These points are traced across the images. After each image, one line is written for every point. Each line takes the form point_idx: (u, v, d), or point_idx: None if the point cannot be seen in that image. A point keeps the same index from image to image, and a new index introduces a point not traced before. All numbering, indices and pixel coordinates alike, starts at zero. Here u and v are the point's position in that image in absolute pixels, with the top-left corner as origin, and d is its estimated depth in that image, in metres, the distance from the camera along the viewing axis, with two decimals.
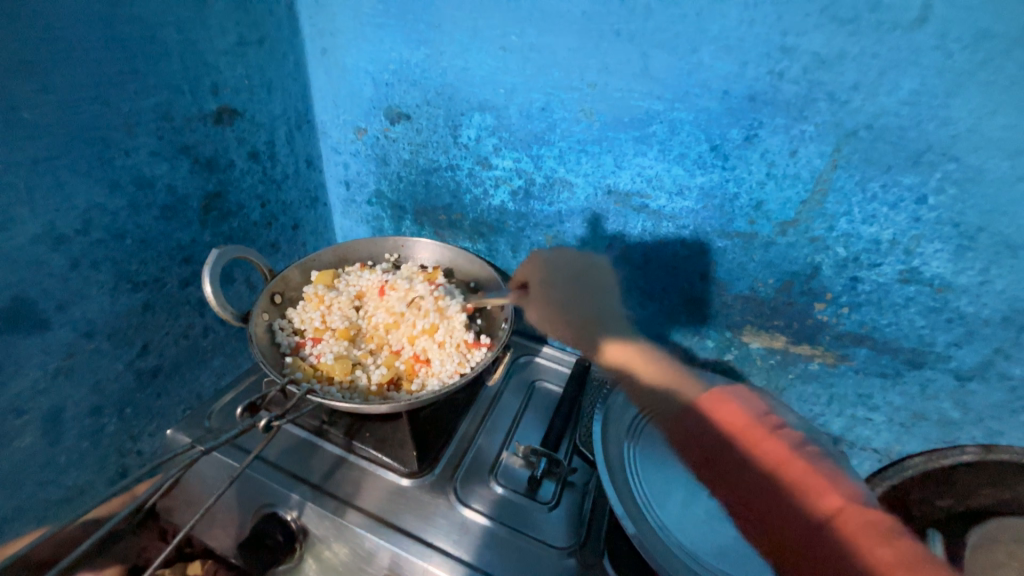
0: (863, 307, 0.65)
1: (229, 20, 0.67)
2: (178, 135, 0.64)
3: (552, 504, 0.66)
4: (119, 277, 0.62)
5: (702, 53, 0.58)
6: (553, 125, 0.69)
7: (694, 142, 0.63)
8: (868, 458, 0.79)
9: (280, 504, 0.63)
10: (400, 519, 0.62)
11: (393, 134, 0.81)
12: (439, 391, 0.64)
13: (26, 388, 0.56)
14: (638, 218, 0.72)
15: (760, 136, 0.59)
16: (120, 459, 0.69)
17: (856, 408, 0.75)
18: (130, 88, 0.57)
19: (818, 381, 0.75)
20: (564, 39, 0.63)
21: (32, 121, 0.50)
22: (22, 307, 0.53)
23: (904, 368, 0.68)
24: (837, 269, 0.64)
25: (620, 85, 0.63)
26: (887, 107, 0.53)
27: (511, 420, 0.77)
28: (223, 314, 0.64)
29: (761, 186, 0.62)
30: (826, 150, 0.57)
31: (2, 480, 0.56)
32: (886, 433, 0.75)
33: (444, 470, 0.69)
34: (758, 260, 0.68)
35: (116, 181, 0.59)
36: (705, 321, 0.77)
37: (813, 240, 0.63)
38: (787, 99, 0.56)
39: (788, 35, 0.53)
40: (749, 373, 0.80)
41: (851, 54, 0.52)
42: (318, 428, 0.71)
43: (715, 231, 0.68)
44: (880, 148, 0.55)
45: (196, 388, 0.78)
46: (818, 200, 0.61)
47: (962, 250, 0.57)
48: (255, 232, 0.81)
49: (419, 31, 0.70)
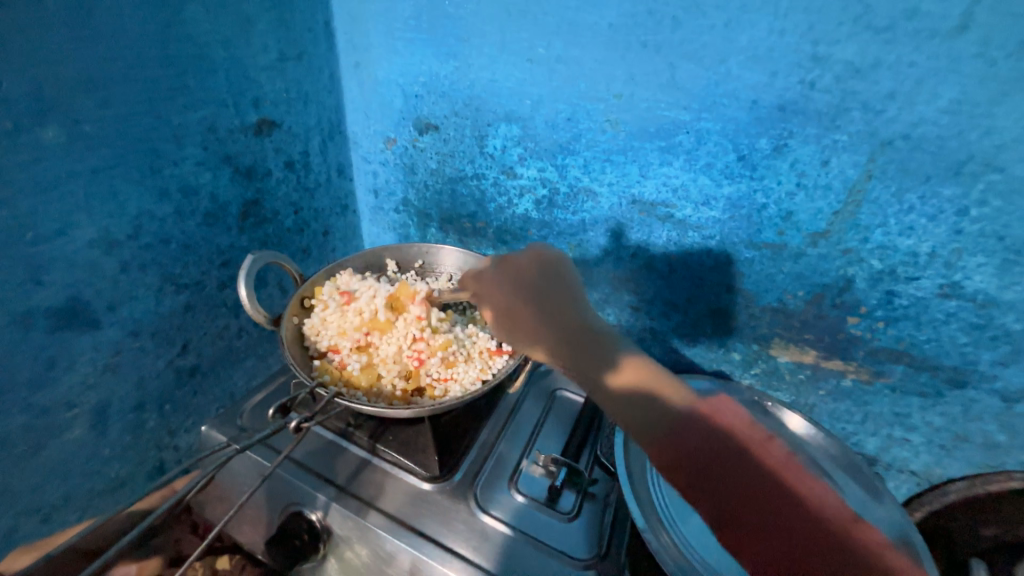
0: (900, 322, 0.63)
1: (271, 38, 0.71)
2: (221, 145, 0.68)
3: (572, 515, 0.66)
4: (163, 279, 0.66)
5: (730, 63, 0.57)
6: (578, 135, 0.70)
7: (721, 152, 0.62)
8: (905, 481, 0.75)
9: (306, 504, 0.65)
10: (421, 522, 0.63)
11: (421, 144, 0.83)
12: (462, 398, 0.65)
13: (77, 382, 0.59)
14: (663, 228, 0.71)
15: (789, 146, 0.58)
16: (158, 453, 0.72)
17: (892, 428, 0.71)
18: (179, 103, 0.61)
19: (851, 398, 0.72)
20: (590, 50, 0.64)
21: (92, 134, 0.54)
22: (76, 307, 0.57)
23: (944, 387, 0.65)
24: (872, 282, 0.62)
25: (646, 96, 0.63)
26: (926, 116, 0.51)
27: (532, 429, 0.77)
28: (257, 317, 0.67)
29: (791, 196, 0.61)
30: (860, 160, 0.56)
31: (53, 468, 0.60)
32: (924, 454, 0.72)
33: (464, 476, 0.69)
34: (787, 272, 0.67)
35: (164, 190, 0.62)
36: (731, 333, 0.76)
37: (846, 252, 0.62)
38: (819, 109, 0.55)
39: (820, 44, 0.52)
40: (777, 387, 0.78)
41: (886, 62, 0.51)
42: (343, 429, 0.73)
43: (742, 242, 0.67)
44: (918, 158, 0.53)
45: (230, 387, 0.81)
46: (851, 211, 0.59)
47: (1008, 264, 0.54)
48: (288, 238, 0.84)
49: (448, 45, 0.72)
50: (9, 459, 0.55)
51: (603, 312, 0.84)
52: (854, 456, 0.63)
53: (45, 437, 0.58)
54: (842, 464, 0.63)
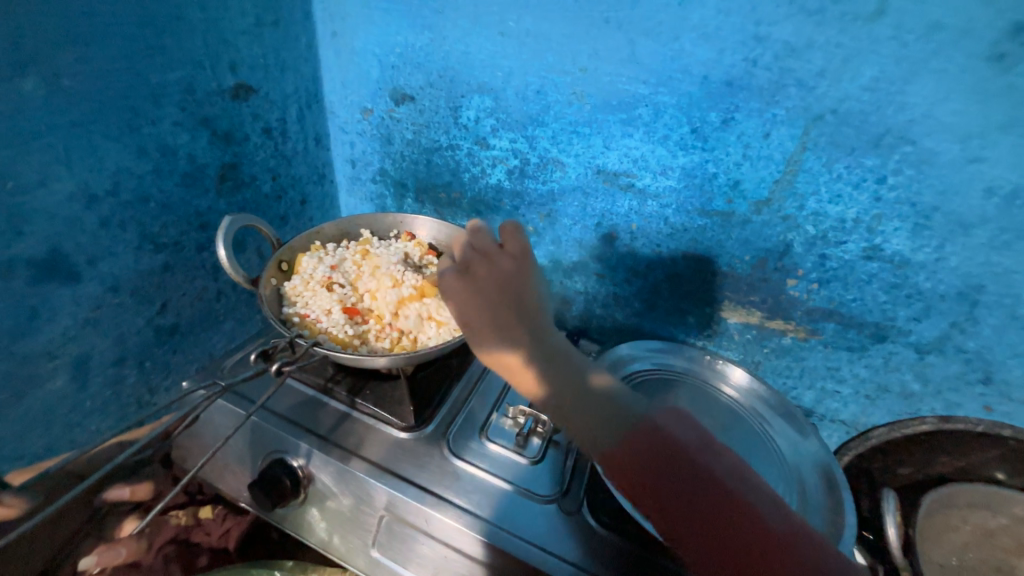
0: (831, 283, 0.70)
1: (248, 3, 0.72)
2: (198, 107, 0.69)
3: (537, 458, 0.71)
4: (142, 237, 0.67)
5: (684, 40, 0.62)
6: (546, 107, 0.74)
7: (676, 125, 0.68)
8: (836, 430, 0.84)
9: (288, 451, 0.69)
10: (399, 466, 0.67)
11: (397, 114, 0.86)
12: (434, 348, 0.68)
13: (58, 334, 0.61)
14: (626, 197, 0.77)
15: (736, 120, 0.64)
16: (138, 409, 0.74)
17: (826, 381, 0.80)
18: (157, 62, 0.63)
19: (791, 355, 0.80)
20: (558, 25, 0.68)
21: (71, 88, 0.55)
22: (57, 259, 0.59)
23: (868, 342, 0.73)
24: (807, 246, 0.69)
25: (609, 70, 0.68)
26: (851, 93, 0.58)
27: (502, 385, 0.82)
28: (235, 275, 0.70)
29: (738, 166, 0.67)
30: (796, 133, 0.62)
31: (36, 417, 0.62)
32: (852, 404, 0.80)
33: (438, 426, 0.74)
34: (735, 238, 0.73)
35: (143, 148, 0.64)
36: (686, 296, 0.82)
37: (785, 218, 0.68)
38: (761, 85, 0.61)
39: (762, 24, 0.58)
40: (727, 347, 0.85)
41: (818, 43, 0.57)
42: (322, 386, 0.76)
43: (695, 210, 0.73)
44: (844, 131, 0.60)
45: (208, 348, 0.83)
46: (789, 180, 0.65)
47: (920, 228, 0.62)
48: (266, 204, 0.86)
49: (424, 16, 0.75)
50: None
51: (571, 279, 0.90)
52: (791, 405, 0.72)
53: (25, 386, 0.60)
54: (778, 410, 0.73)
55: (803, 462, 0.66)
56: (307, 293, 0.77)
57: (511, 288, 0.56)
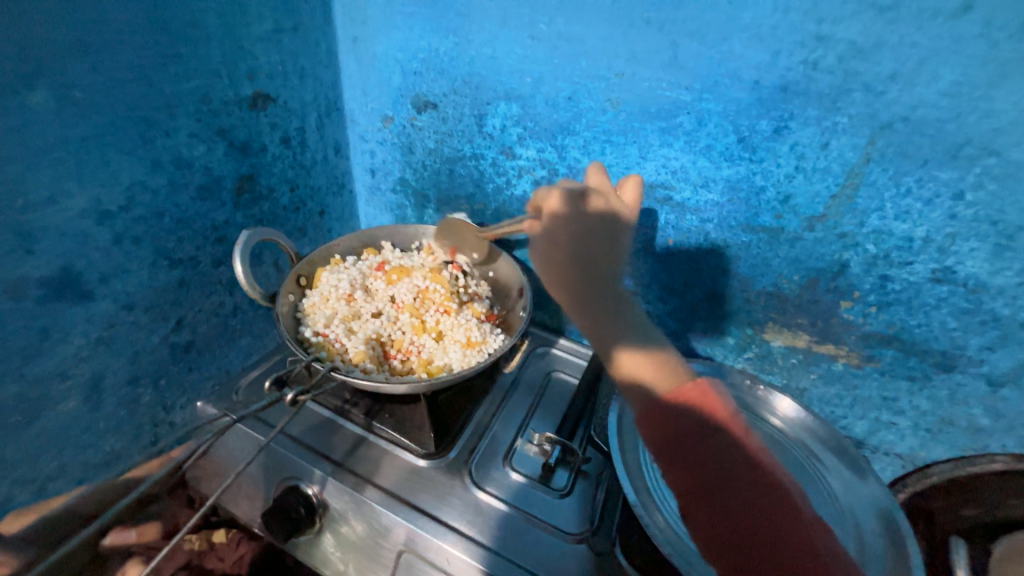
0: (892, 307, 0.64)
1: (266, 8, 0.69)
2: (215, 117, 0.67)
3: (565, 491, 0.66)
4: (157, 253, 0.65)
5: (733, 42, 0.57)
6: (578, 114, 0.70)
7: (722, 134, 0.62)
8: (891, 464, 0.77)
9: (302, 478, 0.65)
10: (416, 497, 0.63)
11: (419, 122, 0.82)
12: (458, 375, 0.64)
13: (70, 354, 0.59)
14: (662, 211, 0.72)
15: (790, 129, 0.58)
16: (153, 429, 0.72)
17: (881, 411, 0.73)
18: (172, 71, 0.60)
19: (842, 382, 0.73)
20: (592, 28, 0.63)
21: (83, 100, 0.53)
22: (69, 277, 0.56)
23: (932, 372, 0.66)
24: (866, 266, 0.63)
25: (648, 75, 0.63)
26: (925, 99, 0.51)
27: (527, 409, 0.78)
28: (252, 293, 0.67)
29: (790, 179, 0.61)
30: (859, 143, 0.56)
31: (48, 439, 0.60)
32: (910, 437, 0.73)
33: (459, 453, 0.70)
34: (783, 256, 0.67)
35: (157, 160, 0.61)
36: (726, 316, 0.77)
37: (842, 236, 0.62)
38: (820, 90, 0.55)
39: (824, 23, 0.52)
40: (769, 372, 0.79)
41: (888, 43, 0.51)
42: (339, 407, 0.73)
43: (740, 225, 0.67)
44: (915, 141, 0.54)
45: (225, 365, 0.81)
46: (848, 195, 0.59)
47: (1001, 249, 0.55)
48: (284, 216, 0.83)
49: (449, 19, 0.71)
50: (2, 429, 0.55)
51: None
52: (842, 438, 0.66)
53: (37, 409, 0.58)
54: (829, 444, 0.67)
55: (860, 506, 0.60)
56: (325, 311, 0.74)
57: (603, 227, 0.56)
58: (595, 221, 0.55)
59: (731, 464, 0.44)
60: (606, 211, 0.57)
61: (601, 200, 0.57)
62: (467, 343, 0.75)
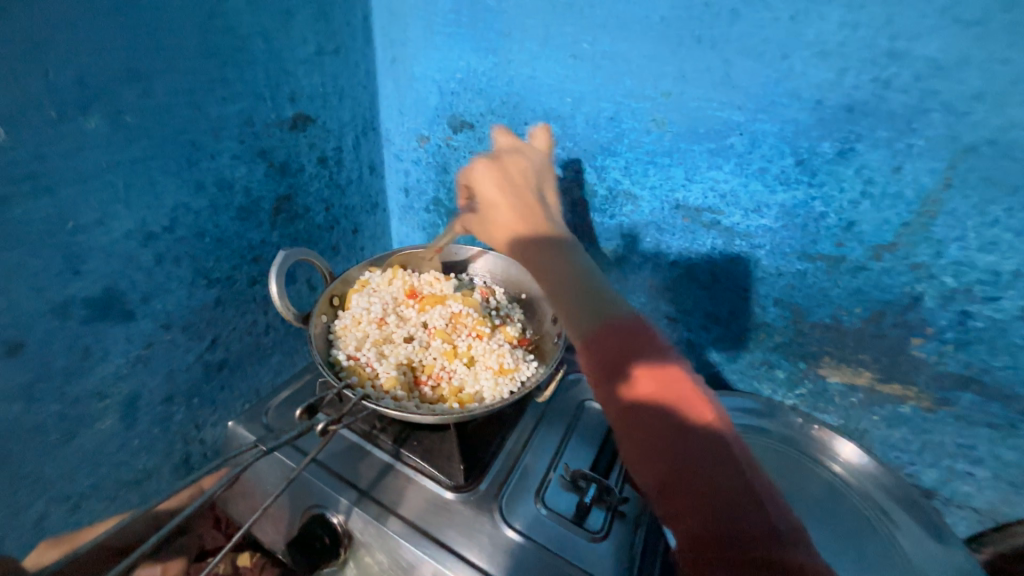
0: (972, 347, 0.57)
1: (310, 32, 0.70)
2: (257, 139, 0.67)
3: (600, 534, 0.62)
4: (196, 273, 0.65)
5: (793, 60, 0.53)
6: (620, 135, 0.67)
7: (777, 156, 0.58)
8: (965, 518, 0.69)
9: (328, 507, 0.63)
10: (443, 533, 0.60)
11: (455, 142, 0.81)
12: (490, 407, 0.62)
13: (109, 373, 0.59)
14: (708, 235, 0.67)
15: (856, 151, 0.54)
16: (184, 447, 0.72)
17: (955, 460, 0.65)
18: (219, 95, 0.61)
19: (909, 426, 0.66)
20: (638, 46, 0.61)
21: (133, 124, 0.53)
22: (112, 297, 0.57)
23: (1019, 420, 0.59)
24: (942, 301, 0.57)
25: (697, 94, 0.60)
26: (1018, 120, 0.46)
27: (559, 440, 0.74)
28: (286, 314, 0.66)
29: (854, 205, 0.56)
30: (937, 167, 0.51)
31: (84, 456, 0.60)
32: (989, 491, 0.65)
33: (489, 486, 0.66)
34: (844, 287, 0.62)
35: (200, 182, 0.62)
36: (776, 349, 0.71)
37: (914, 267, 0.56)
38: (892, 110, 0.51)
39: (899, 39, 0.48)
40: (824, 410, 0.72)
41: (975, 59, 0.46)
42: (366, 432, 0.71)
43: (794, 253, 0.63)
44: (1004, 166, 0.48)
45: (255, 383, 0.81)
46: (922, 223, 0.54)
47: None
48: (318, 235, 0.83)
49: (488, 40, 0.70)
50: (41, 447, 0.56)
51: None
52: (912, 490, 0.60)
53: (76, 427, 0.58)
54: (897, 496, 0.60)
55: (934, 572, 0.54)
56: (355, 333, 0.73)
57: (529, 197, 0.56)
58: (517, 187, 0.56)
59: (691, 475, 0.40)
60: (526, 167, 0.59)
61: (518, 158, 0.59)
62: (499, 369, 0.72)
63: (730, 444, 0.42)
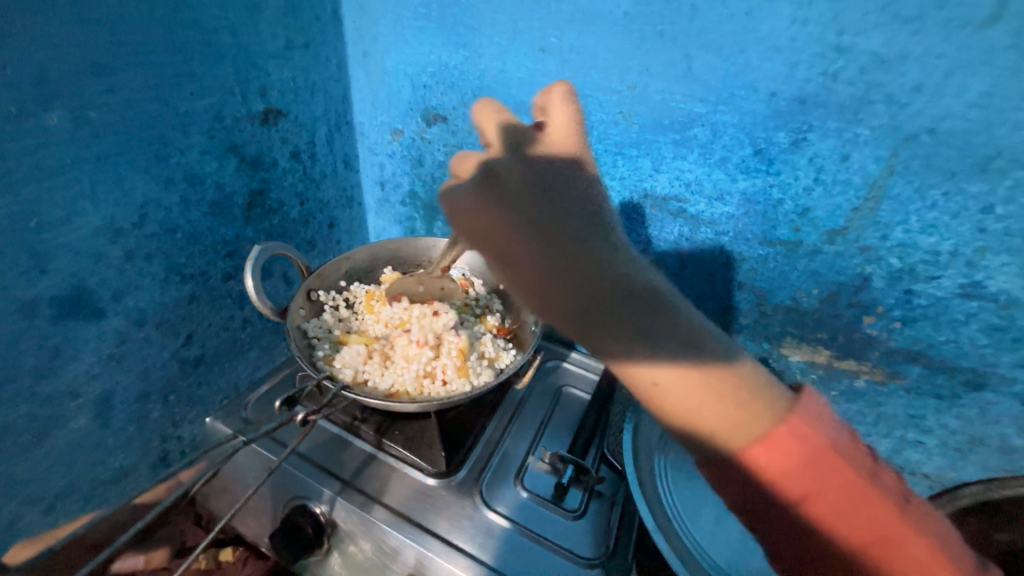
0: (918, 323, 0.61)
1: (278, 25, 0.70)
2: (227, 134, 0.67)
3: (578, 512, 0.65)
4: (169, 269, 0.65)
5: (750, 54, 0.56)
6: (589, 127, 0.69)
7: (737, 146, 0.61)
8: (917, 484, 0.73)
9: (310, 497, 0.64)
10: (425, 518, 0.62)
11: (429, 135, 0.82)
12: (470, 393, 0.64)
13: (81, 372, 0.59)
14: (675, 223, 0.70)
15: (809, 141, 0.57)
16: (162, 444, 0.72)
17: (906, 430, 0.69)
18: (186, 89, 0.60)
19: (864, 400, 0.70)
20: (604, 40, 0.62)
21: (98, 119, 0.53)
22: (81, 295, 0.56)
23: (961, 390, 0.63)
24: (890, 281, 0.60)
25: (661, 87, 0.62)
26: (953, 110, 0.50)
27: (538, 425, 0.76)
28: (263, 309, 0.66)
29: (808, 192, 0.60)
30: (882, 155, 0.54)
31: (57, 457, 0.60)
32: (938, 457, 0.69)
33: (470, 471, 0.68)
34: (801, 270, 0.65)
35: (170, 178, 0.61)
36: (742, 331, 0.74)
37: (864, 250, 0.60)
38: (841, 101, 0.54)
39: (845, 34, 0.51)
40: None
41: (914, 53, 0.49)
42: (348, 424, 0.72)
43: (756, 239, 0.66)
44: (942, 153, 0.52)
45: (233, 378, 0.81)
46: (870, 208, 0.57)
47: None
48: (294, 229, 0.83)
49: (459, 34, 0.71)
50: (12, 448, 0.55)
51: None
52: None
53: (47, 427, 0.57)
54: None
55: None
56: None
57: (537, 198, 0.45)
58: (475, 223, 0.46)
59: (761, 503, 0.37)
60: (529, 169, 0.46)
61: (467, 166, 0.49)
62: (462, 367, 0.72)
63: (800, 482, 0.35)
